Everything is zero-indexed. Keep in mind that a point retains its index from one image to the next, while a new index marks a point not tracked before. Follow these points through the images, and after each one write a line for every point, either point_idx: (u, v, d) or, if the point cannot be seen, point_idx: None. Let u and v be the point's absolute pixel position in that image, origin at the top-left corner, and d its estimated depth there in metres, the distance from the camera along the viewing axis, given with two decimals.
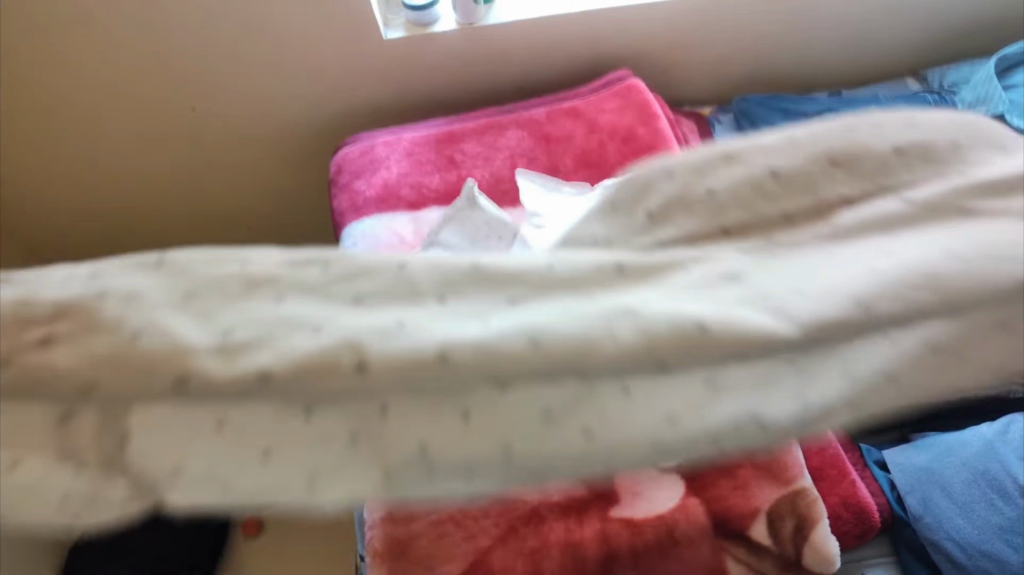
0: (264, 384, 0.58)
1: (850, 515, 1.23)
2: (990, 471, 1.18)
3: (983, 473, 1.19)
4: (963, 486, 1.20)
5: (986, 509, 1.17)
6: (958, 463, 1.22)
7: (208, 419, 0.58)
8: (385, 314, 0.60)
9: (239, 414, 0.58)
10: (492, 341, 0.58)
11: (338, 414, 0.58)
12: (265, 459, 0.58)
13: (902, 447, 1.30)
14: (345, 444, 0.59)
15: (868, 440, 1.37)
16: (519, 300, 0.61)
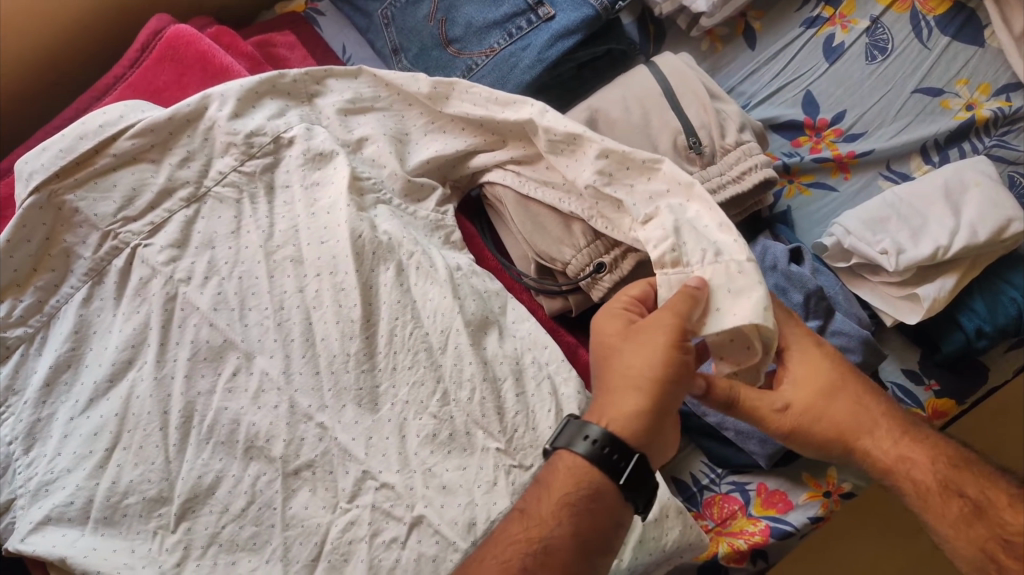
0: (107, 559, 0.69)
1: (840, 260, 0.81)
2: (961, 177, 0.80)
3: (948, 186, 0.79)
4: (931, 178, 0.81)
5: (924, 227, 0.77)
6: (892, 167, 0.85)
7: None
8: (139, 518, 0.71)
9: None
10: (163, 410, 0.73)
11: (122, 505, 0.71)
12: None
13: (880, 170, 0.85)
14: (127, 548, 0.70)
15: (895, 164, 0.85)
16: (184, 391, 0.74)
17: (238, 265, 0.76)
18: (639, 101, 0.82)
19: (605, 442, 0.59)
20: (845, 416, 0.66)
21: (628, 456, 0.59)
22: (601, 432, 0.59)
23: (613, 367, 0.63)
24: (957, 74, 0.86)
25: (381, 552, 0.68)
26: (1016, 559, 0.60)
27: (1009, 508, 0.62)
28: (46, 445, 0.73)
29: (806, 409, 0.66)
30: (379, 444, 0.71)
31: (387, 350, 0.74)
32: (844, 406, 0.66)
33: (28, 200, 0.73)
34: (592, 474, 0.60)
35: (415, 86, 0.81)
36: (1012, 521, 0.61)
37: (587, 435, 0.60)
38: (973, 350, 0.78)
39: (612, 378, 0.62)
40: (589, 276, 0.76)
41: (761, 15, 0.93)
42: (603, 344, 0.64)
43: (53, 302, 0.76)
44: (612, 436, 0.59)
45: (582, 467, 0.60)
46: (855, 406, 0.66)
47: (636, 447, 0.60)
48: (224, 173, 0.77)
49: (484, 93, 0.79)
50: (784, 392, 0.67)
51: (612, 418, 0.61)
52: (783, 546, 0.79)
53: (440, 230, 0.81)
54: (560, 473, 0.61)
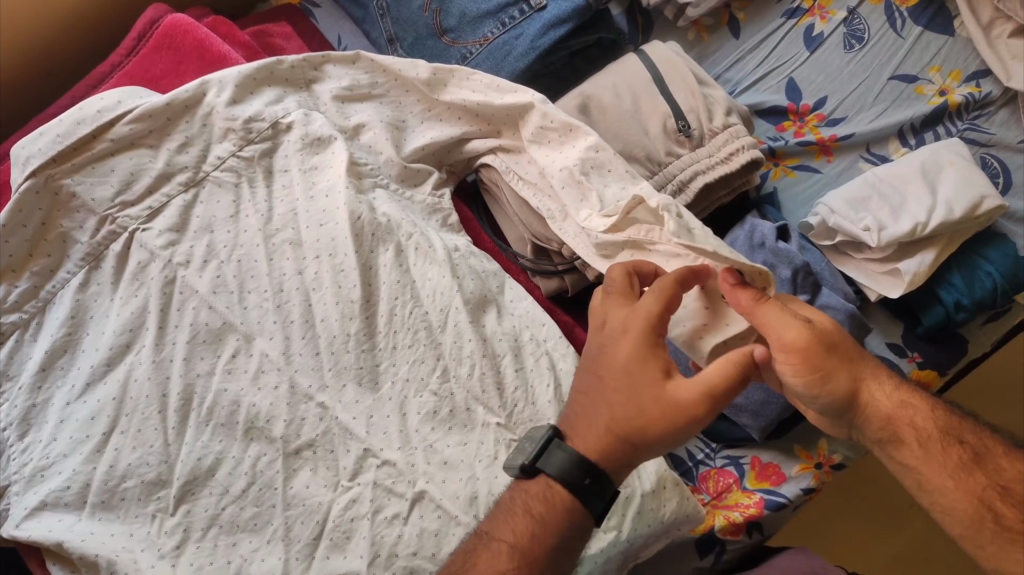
0: (104, 543, 0.68)
1: (825, 238, 0.84)
2: (937, 157, 0.83)
3: (924, 166, 0.82)
4: (909, 158, 0.84)
5: (903, 205, 0.80)
6: (872, 150, 0.89)
7: None
8: (137, 500, 0.70)
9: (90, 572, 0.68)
10: (161, 393, 0.73)
11: (120, 488, 0.70)
12: None
13: (860, 153, 0.89)
14: (125, 532, 0.69)
15: (875, 147, 0.89)
16: (182, 374, 0.74)
17: (237, 248, 0.77)
18: (629, 86, 0.84)
19: (586, 472, 0.60)
20: (850, 358, 0.62)
21: (601, 483, 0.60)
22: (582, 461, 0.60)
23: (613, 393, 0.62)
24: (929, 62, 0.90)
25: (383, 528, 0.67)
26: (1015, 508, 0.55)
27: (1006, 457, 0.58)
28: (42, 431, 0.72)
29: (824, 343, 0.60)
30: (381, 421, 0.72)
31: (387, 329, 0.74)
32: (855, 353, 0.62)
33: (25, 183, 0.73)
34: (572, 504, 0.60)
35: (413, 72, 0.83)
36: (1011, 471, 0.57)
37: (568, 466, 0.60)
38: (952, 323, 0.81)
39: (605, 405, 0.62)
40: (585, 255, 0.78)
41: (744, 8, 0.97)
42: (612, 368, 0.63)
43: (50, 288, 0.75)
44: (592, 465, 0.60)
45: (570, 500, 0.60)
46: (858, 352, 0.63)
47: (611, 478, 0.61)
48: (223, 158, 0.78)
49: (483, 80, 0.82)
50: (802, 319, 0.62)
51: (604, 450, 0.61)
52: (776, 516, 0.81)
53: (436, 214, 0.82)
54: (537, 496, 0.61)
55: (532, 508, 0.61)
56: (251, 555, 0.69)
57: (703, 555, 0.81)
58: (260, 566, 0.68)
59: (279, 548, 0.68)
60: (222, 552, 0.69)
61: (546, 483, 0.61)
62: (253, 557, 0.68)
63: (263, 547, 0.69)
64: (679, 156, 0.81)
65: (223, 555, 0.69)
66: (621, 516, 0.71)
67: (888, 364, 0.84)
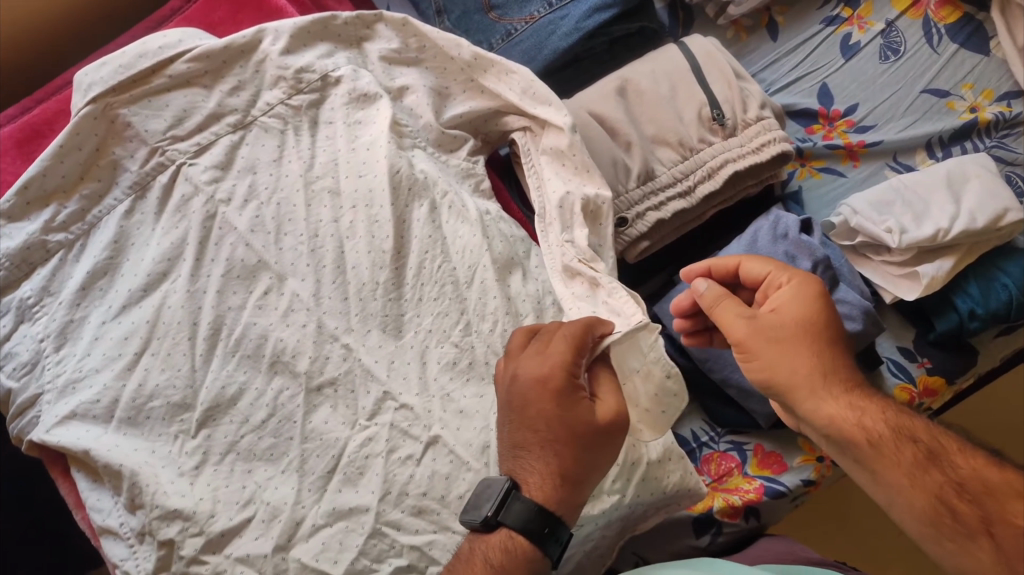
0: (127, 456, 0.71)
1: (845, 238, 0.86)
2: (963, 169, 0.85)
3: (950, 175, 0.84)
4: (935, 168, 0.86)
5: (925, 210, 0.82)
6: (899, 158, 0.90)
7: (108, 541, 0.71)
8: (161, 421, 0.73)
9: (112, 481, 0.71)
10: (192, 322, 0.76)
11: (146, 407, 0.73)
12: (161, 550, 0.69)
13: (887, 160, 0.90)
14: (148, 448, 0.72)
15: (902, 156, 0.90)
16: (214, 306, 0.76)
17: (276, 191, 0.79)
18: (667, 74, 0.86)
19: (543, 522, 0.62)
20: (801, 355, 0.64)
21: (559, 530, 0.63)
22: (540, 513, 0.62)
23: (551, 447, 0.63)
24: (962, 79, 0.92)
25: (396, 468, 0.71)
26: (971, 504, 0.56)
27: (959, 454, 0.59)
28: (76, 345, 0.75)
29: (769, 340, 0.66)
30: (401, 367, 0.74)
31: (414, 282, 0.77)
32: (808, 348, 0.64)
33: (84, 109, 0.77)
34: (531, 552, 0.62)
35: (455, 51, 0.85)
36: (967, 466, 0.58)
37: (520, 513, 0.62)
38: (965, 331, 0.83)
39: (548, 461, 0.63)
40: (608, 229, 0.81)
41: (785, 13, 1.00)
42: (543, 423, 0.63)
43: (96, 212, 0.79)
44: (549, 515, 0.62)
45: (530, 551, 0.62)
46: (817, 340, 0.64)
47: (566, 523, 0.63)
48: (271, 104, 0.81)
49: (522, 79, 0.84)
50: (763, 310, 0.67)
51: (554, 501, 0.63)
52: (774, 504, 0.82)
53: (469, 178, 0.85)
54: (497, 546, 0.62)
55: (492, 559, 0.61)
56: (264, 482, 0.71)
57: (699, 534, 0.82)
58: (274, 494, 0.70)
59: (293, 478, 0.71)
60: (237, 478, 0.71)
61: (504, 537, 0.62)
62: (267, 483, 0.71)
63: (278, 475, 0.71)
64: (711, 144, 0.83)
65: (239, 480, 0.71)
66: (625, 482, 0.73)
67: (897, 367, 0.85)
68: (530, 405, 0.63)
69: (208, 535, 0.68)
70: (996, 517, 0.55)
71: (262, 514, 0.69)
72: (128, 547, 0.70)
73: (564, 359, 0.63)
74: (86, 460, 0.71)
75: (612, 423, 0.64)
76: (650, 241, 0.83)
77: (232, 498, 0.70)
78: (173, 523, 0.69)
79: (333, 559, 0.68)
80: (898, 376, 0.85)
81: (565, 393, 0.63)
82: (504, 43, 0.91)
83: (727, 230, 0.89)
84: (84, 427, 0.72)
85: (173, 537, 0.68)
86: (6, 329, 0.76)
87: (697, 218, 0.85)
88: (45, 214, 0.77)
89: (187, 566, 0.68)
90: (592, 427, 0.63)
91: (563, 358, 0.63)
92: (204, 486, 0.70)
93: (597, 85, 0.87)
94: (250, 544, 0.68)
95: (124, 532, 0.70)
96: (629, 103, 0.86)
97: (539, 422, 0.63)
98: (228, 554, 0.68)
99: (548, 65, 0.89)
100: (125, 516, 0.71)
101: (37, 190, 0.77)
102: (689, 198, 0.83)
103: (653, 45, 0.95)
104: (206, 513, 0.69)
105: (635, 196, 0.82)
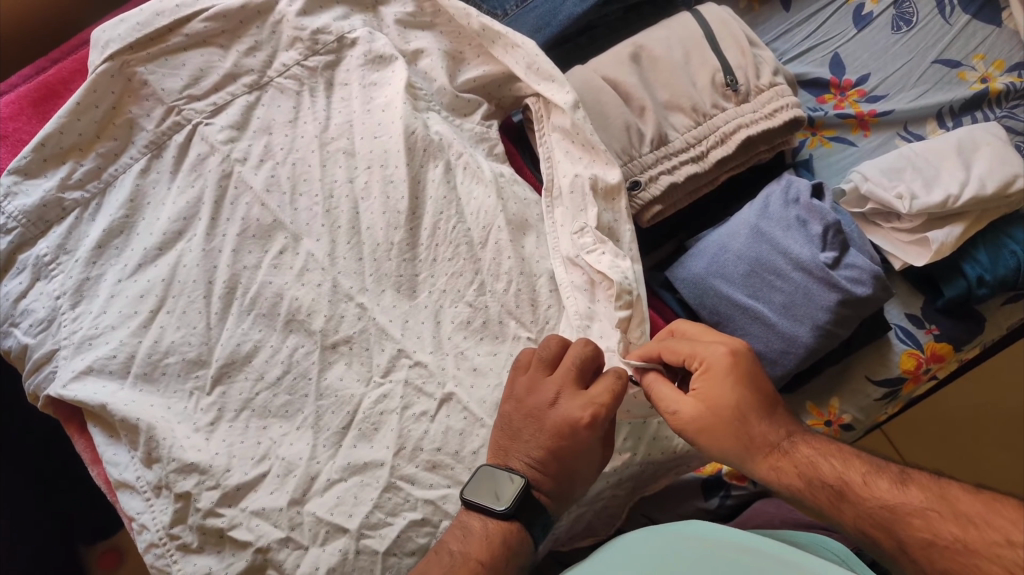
0: (142, 411, 0.71)
1: (856, 206, 0.87)
2: (975, 137, 0.85)
3: (962, 143, 0.85)
4: (947, 136, 0.86)
5: (936, 177, 0.82)
6: (910, 127, 0.90)
7: (124, 495, 0.71)
8: (175, 378, 0.73)
9: (128, 435, 0.71)
10: (206, 280, 0.76)
11: (160, 364, 0.73)
12: (177, 503, 0.69)
13: (899, 128, 0.91)
14: (163, 403, 0.72)
15: (914, 125, 0.90)
16: (229, 264, 0.76)
17: (291, 152, 0.80)
18: (681, 40, 0.86)
19: (541, 527, 0.65)
20: (722, 437, 0.63)
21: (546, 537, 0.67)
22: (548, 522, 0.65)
23: (568, 475, 0.66)
24: (974, 50, 0.92)
25: (411, 424, 0.72)
26: (885, 532, 0.55)
27: (865, 485, 0.58)
28: (93, 303, 0.75)
29: (698, 431, 0.64)
30: (416, 326, 0.75)
31: (429, 242, 0.78)
32: (728, 430, 0.63)
33: (102, 66, 0.78)
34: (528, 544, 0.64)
35: (465, 20, 0.84)
36: (873, 497, 0.57)
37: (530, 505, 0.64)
38: (973, 297, 0.83)
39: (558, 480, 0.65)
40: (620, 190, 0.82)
41: None
42: (573, 453, 0.65)
43: (112, 170, 0.79)
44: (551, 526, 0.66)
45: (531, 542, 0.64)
46: (731, 424, 0.63)
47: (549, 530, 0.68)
48: (288, 65, 0.82)
49: (529, 53, 0.83)
50: (684, 401, 0.64)
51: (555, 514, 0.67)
52: None
53: (483, 142, 0.85)
54: (503, 529, 0.63)
55: (509, 542, 0.62)
56: (280, 438, 0.71)
57: (708, 497, 0.83)
58: (290, 450, 0.71)
59: (309, 435, 0.71)
60: (251, 433, 0.71)
61: (511, 524, 0.63)
62: (282, 437, 0.72)
63: (294, 432, 0.72)
64: (725, 109, 0.83)
65: (255, 436, 0.71)
66: (636, 440, 0.74)
67: (905, 335, 0.86)
68: (566, 439, 0.65)
69: (224, 487, 0.69)
70: (904, 541, 0.54)
71: (277, 468, 0.70)
72: (145, 501, 0.70)
73: (613, 395, 0.65)
74: (102, 413, 0.71)
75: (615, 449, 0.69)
76: (662, 205, 0.83)
77: (248, 453, 0.70)
78: (189, 476, 0.69)
79: (348, 513, 0.68)
80: (906, 342, 0.86)
81: (594, 435, 0.65)
82: (518, 10, 0.91)
83: (739, 196, 0.89)
84: (99, 382, 0.72)
85: (189, 490, 0.69)
86: (22, 287, 0.75)
87: (708, 183, 0.85)
88: (62, 170, 0.78)
89: (202, 518, 0.68)
90: (604, 456, 0.68)
91: (610, 393, 0.65)
92: (220, 440, 0.71)
93: (612, 51, 0.87)
94: (267, 498, 0.69)
95: (141, 485, 0.70)
96: (644, 68, 0.86)
97: (565, 454, 0.65)
98: (244, 507, 0.69)
99: (562, 31, 0.88)
100: (140, 470, 0.71)
101: (53, 147, 0.78)
102: (701, 162, 0.83)
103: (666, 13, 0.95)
104: (222, 466, 0.69)
105: (649, 159, 0.82)
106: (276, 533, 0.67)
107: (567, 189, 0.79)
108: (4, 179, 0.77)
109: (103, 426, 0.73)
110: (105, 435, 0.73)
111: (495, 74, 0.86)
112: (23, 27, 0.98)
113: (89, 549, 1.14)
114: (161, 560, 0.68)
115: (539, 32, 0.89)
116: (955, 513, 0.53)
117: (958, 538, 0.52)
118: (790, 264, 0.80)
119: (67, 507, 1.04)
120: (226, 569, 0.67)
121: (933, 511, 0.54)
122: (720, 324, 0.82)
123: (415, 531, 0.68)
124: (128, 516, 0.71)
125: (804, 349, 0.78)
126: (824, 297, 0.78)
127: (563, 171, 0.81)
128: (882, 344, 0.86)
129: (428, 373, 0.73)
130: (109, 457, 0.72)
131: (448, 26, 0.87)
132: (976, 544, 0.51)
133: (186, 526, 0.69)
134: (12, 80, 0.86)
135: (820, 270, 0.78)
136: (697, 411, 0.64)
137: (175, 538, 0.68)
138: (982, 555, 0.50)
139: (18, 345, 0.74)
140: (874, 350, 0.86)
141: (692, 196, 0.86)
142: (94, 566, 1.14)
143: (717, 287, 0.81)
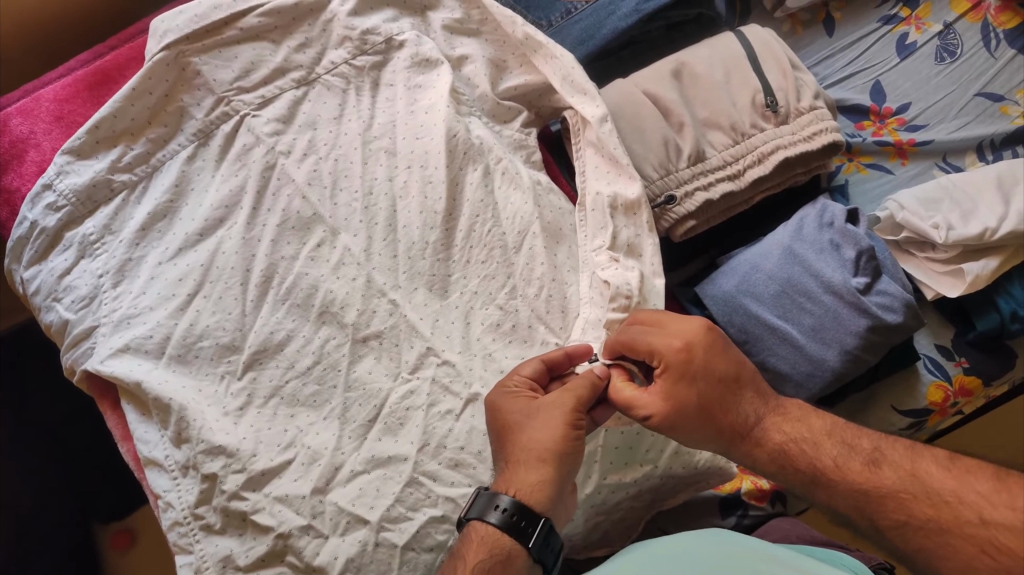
0: (173, 392, 0.72)
1: (890, 233, 0.86)
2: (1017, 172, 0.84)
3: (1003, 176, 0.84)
4: (987, 169, 0.86)
5: (975, 208, 0.82)
6: (949, 157, 0.90)
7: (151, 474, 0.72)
8: (206, 362, 0.74)
9: (160, 415, 0.73)
10: (243, 268, 0.77)
11: (194, 347, 0.74)
12: (203, 484, 0.70)
13: (938, 159, 0.90)
14: (194, 385, 0.74)
15: (954, 156, 0.90)
16: (267, 254, 0.78)
17: (334, 149, 0.82)
18: (723, 60, 0.87)
19: (516, 512, 0.61)
20: (695, 435, 0.64)
21: (536, 521, 0.61)
22: (512, 502, 0.61)
23: (526, 457, 0.63)
24: (1017, 85, 0.92)
25: (436, 422, 0.72)
26: (858, 513, 0.60)
27: (837, 470, 0.61)
28: (133, 284, 0.77)
29: (672, 430, 0.64)
30: (445, 326, 0.76)
31: (463, 243, 0.79)
32: (697, 425, 0.64)
33: (158, 55, 0.80)
34: (516, 553, 0.61)
35: (510, 28, 0.86)
36: (846, 481, 0.61)
37: (498, 505, 0.61)
38: (1005, 332, 0.83)
39: (521, 464, 0.63)
40: (656, 202, 0.82)
41: (844, 10, 1.00)
42: (491, 418, 0.66)
43: (160, 156, 0.81)
44: (521, 506, 0.61)
45: (509, 544, 0.61)
46: (699, 419, 0.64)
47: (543, 515, 0.62)
48: (336, 63, 0.84)
49: (571, 67, 0.84)
50: (653, 402, 0.64)
51: (515, 487, 0.62)
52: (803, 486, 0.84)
53: (521, 149, 0.86)
54: (481, 545, 0.61)
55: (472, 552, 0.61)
56: (305, 427, 0.73)
57: (725, 516, 0.83)
58: (316, 441, 0.72)
59: (333, 426, 0.73)
60: (277, 421, 0.73)
61: (475, 531, 0.62)
62: (308, 426, 0.73)
63: (321, 422, 0.73)
64: (762, 129, 0.84)
65: (283, 425, 0.72)
66: (659, 452, 0.75)
67: (933, 365, 0.86)
68: (495, 412, 0.66)
69: (248, 471, 0.70)
70: (880, 523, 0.59)
71: (301, 455, 0.71)
72: (172, 480, 0.71)
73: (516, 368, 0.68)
74: (136, 391, 0.73)
75: (558, 406, 0.64)
76: (695, 221, 0.84)
77: (276, 438, 0.71)
78: (215, 459, 0.70)
79: (369, 505, 0.69)
80: (934, 373, 0.85)
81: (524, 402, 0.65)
82: (564, 21, 0.92)
83: (774, 217, 0.89)
84: (135, 361, 0.73)
85: (216, 472, 0.70)
86: (67, 264, 0.77)
87: (743, 202, 0.86)
88: (113, 154, 0.80)
89: (227, 501, 0.69)
90: (553, 425, 0.64)
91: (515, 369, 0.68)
92: (248, 425, 0.72)
93: (653, 66, 0.88)
94: (290, 486, 0.70)
95: (169, 464, 0.72)
96: (684, 85, 0.87)
97: (510, 429, 0.65)
98: (267, 493, 0.70)
99: (605, 44, 0.89)
100: (170, 450, 0.72)
101: (107, 130, 0.80)
102: (737, 180, 0.83)
103: (708, 32, 0.96)
104: (248, 451, 0.70)
105: (687, 173, 0.83)
106: (297, 520, 0.68)
107: (602, 204, 0.80)
108: (58, 158, 0.79)
109: (135, 403, 0.75)
110: (138, 413, 0.74)
111: (537, 83, 0.88)
112: (82, 11, 1.01)
113: (106, 529, 1.12)
114: (185, 539, 0.69)
115: (582, 44, 0.90)
116: (929, 495, 0.58)
117: (933, 517, 0.57)
118: (821, 287, 0.80)
119: (61, 494, 1.00)
120: (247, 551, 0.68)
121: (906, 493, 0.58)
122: (747, 342, 0.82)
123: (434, 527, 0.69)
124: (155, 494, 0.72)
125: (831, 373, 0.78)
126: (853, 321, 0.78)
127: (598, 183, 0.82)
128: (910, 373, 0.86)
129: (457, 372, 0.74)
130: (139, 434, 0.73)
131: (494, 33, 0.89)
132: (946, 523, 0.56)
133: (211, 508, 0.70)
134: (69, 64, 0.89)
135: (851, 294, 0.78)
136: (661, 408, 0.64)
137: (199, 518, 0.70)
138: (956, 534, 0.56)
139: (58, 321, 0.76)
140: (902, 378, 0.86)
141: (726, 214, 0.86)
142: (107, 548, 1.11)
143: (746, 305, 0.81)
